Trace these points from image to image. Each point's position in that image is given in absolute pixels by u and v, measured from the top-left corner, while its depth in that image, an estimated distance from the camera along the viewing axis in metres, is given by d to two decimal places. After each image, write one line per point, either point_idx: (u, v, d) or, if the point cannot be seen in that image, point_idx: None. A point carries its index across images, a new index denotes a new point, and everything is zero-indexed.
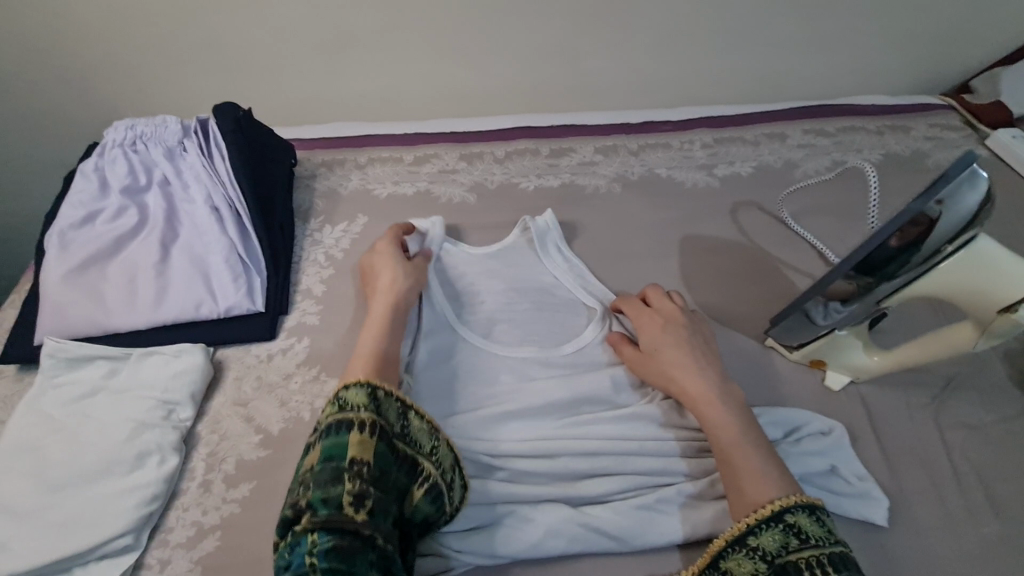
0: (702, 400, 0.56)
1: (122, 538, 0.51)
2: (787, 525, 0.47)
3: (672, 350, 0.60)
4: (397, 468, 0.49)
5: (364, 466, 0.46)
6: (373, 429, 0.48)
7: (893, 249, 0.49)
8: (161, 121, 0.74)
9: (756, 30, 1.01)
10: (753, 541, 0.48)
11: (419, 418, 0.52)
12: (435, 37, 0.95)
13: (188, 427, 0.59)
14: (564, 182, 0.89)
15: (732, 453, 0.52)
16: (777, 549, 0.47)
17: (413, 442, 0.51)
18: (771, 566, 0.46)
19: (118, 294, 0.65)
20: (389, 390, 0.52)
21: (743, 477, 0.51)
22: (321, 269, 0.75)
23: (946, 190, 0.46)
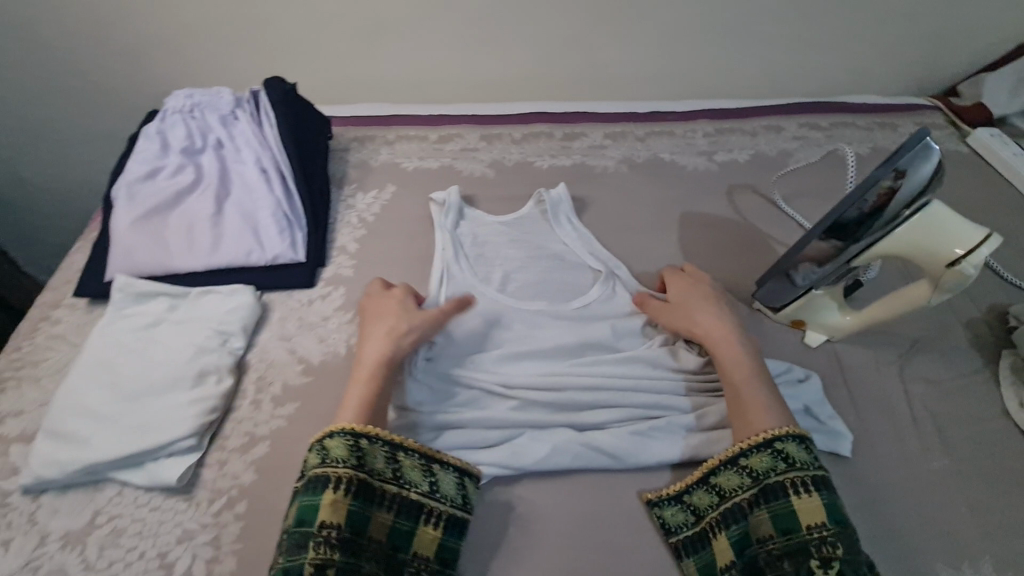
0: (721, 343, 0.65)
1: (187, 439, 0.58)
2: (777, 451, 0.56)
3: (700, 305, 0.69)
4: (383, 513, 0.53)
5: (334, 531, 0.50)
6: (347, 488, 0.52)
7: (864, 213, 0.57)
8: (216, 92, 0.82)
9: (758, 30, 1.09)
10: (744, 462, 0.57)
11: (411, 456, 0.56)
12: (461, 27, 1.03)
13: (240, 354, 0.67)
14: (575, 162, 0.97)
15: (741, 389, 0.61)
16: (766, 470, 0.56)
17: (404, 482, 0.55)
18: (757, 483, 0.55)
19: (179, 240, 0.73)
20: (371, 432, 0.56)
21: (750, 408, 0.59)
22: (354, 230, 0.84)
23: (904, 160, 0.54)
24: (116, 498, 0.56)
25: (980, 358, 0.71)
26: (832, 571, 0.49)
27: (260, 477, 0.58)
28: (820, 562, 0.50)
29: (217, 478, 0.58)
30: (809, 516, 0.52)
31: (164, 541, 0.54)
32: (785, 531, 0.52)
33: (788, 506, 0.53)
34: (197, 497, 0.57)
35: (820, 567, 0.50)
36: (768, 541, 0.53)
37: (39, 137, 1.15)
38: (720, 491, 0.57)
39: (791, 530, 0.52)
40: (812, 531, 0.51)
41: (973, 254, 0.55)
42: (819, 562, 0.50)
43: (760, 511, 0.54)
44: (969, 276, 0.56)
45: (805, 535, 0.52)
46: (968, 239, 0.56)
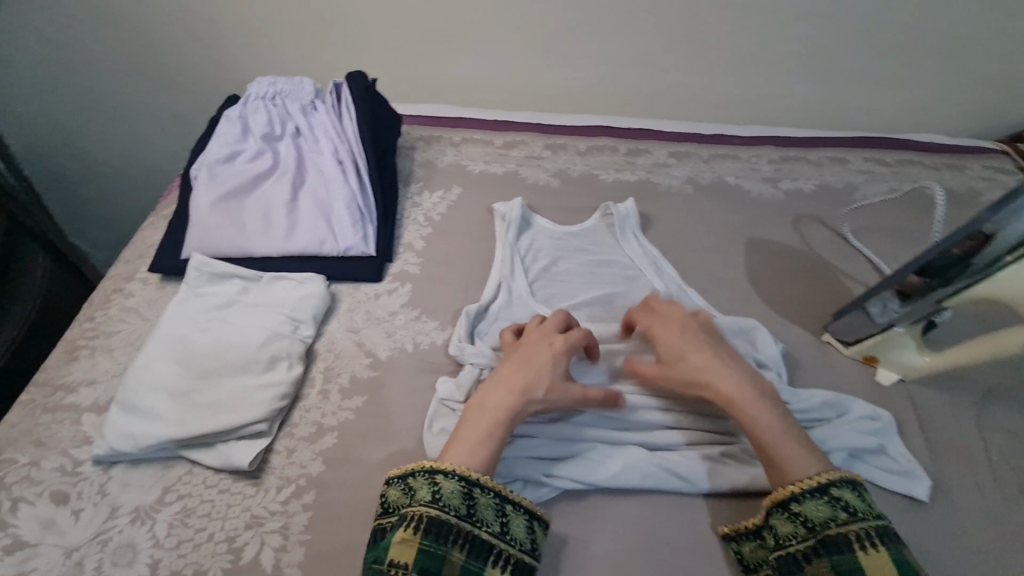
0: (728, 392, 0.58)
1: (258, 423, 0.58)
2: (834, 498, 0.50)
3: (690, 354, 0.62)
4: (455, 552, 0.48)
5: (403, 570, 0.46)
6: (418, 525, 0.48)
7: (954, 257, 0.59)
8: (299, 82, 0.84)
9: (829, 62, 1.08)
10: (796, 507, 0.51)
11: (487, 493, 0.51)
12: (533, 36, 1.04)
13: (309, 342, 0.67)
14: (640, 179, 0.97)
15: (766, 437, 0.55)
16: (825, 519, 0.50)
17: (477, 520, 0.50)
18: (815, 532, 0.50)
19: (255, 223, 0.74)
20: (449, 468, 0.52)
21: (779, 453, 0.54)
22: (421, 228, 0.84)
23: (1003, 208, 0.55)
24: (185, 477, 0.56)
25: None
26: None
27: (328, 467, 0.58)
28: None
29: (285, 465, 0.58)
30: (879, 575, 0.46)
31: (233, 524, 0.53)
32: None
33: (854, 562, 0.47)
34: (265, 483, 0.56)
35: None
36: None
37: (108, 113, 1.17)
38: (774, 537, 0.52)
39: None
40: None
41: None
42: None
43: (820, 563, 0.48)
44: None
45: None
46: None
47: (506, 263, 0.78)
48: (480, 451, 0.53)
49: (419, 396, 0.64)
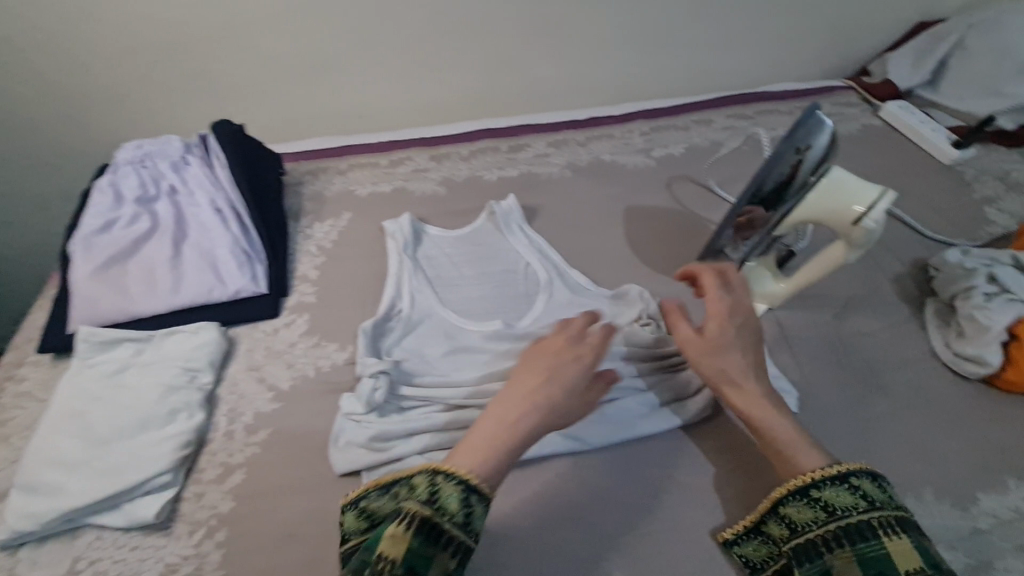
0: (748, 390, 0.59)
1: (163, 476, 0.60)
2: (853, 486, 0.51)
3: (735, 342, 0.60)
4: (443, 556, 0.47)
5: (392, 564, 0.44)
6: (412, 522, 0.46)
7: (778, 185, 0.62)
8: (165, 141, 0.86)
9: (679, 34, 1.16)
10: (816, 493, 0.52)
11: (481, 503, 0.50)
12: (399, 57, 1.08)
13: (209, 389, 0.69)
14: (522, 172, 1.02)
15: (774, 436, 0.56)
16: (845, 506, 0.50)
17: (470, 528, 0.49)
18: (834, 517, 0.50)
19: (139, 285, 0.75)
20: (454, 470, 0.50)
21: (793, 448, 0.55)
22: (314, 258, 0.86)
23: (802, 134, 0.60)
24: (94, 543, 0.57)
25: (909, 309, 0.76)
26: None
27: (238, 502, 0.60)
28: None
29: (196, 510, 0.59)
30: (905, 560, 0.45)
31: None
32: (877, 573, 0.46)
33: (878, 547, 0.47)
34: (176, 531, 0.58)
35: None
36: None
37: None
38: (790, 523, 0.52)
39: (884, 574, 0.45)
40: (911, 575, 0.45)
41: (871, 211, 0.61)
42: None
43: (842, 549, 0.48)
44: (872, 230, 0.62)
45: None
46: (873, 204, 0.62)
47: (399, 278, 0.81)
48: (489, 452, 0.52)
49: (324, 417, 0.67)
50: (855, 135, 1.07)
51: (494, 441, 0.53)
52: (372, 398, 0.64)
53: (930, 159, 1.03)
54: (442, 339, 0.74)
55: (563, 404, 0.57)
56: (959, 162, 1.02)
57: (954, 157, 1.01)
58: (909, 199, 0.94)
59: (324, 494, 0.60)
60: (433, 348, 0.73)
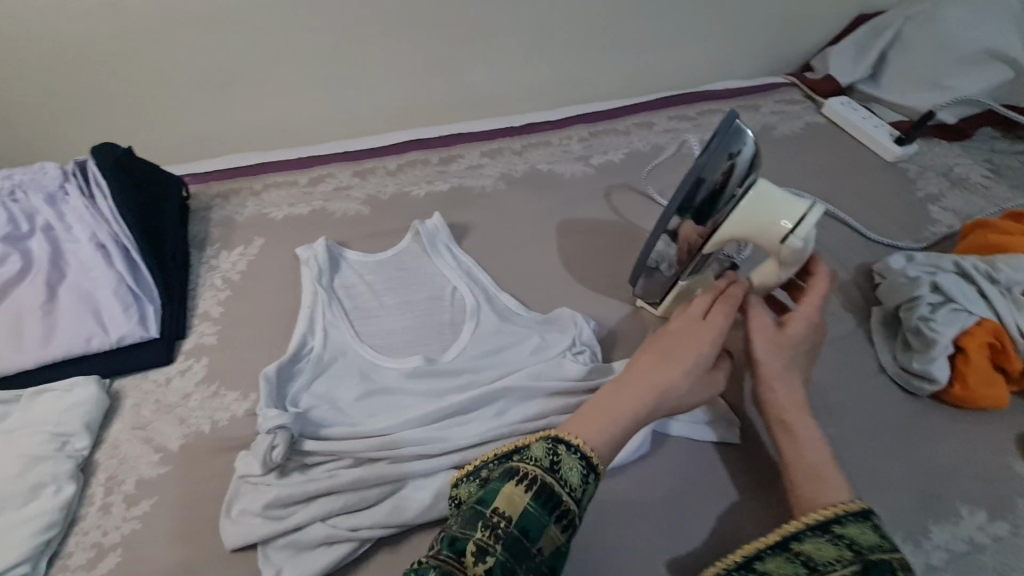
0: (792, 400, 0.56)
1: (18, 567, 0.51)
2: (877, 527, 0.47)
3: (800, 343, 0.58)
4: (555, 529, 0.45)
5: (505, 522, 0.43)
6: (531, 484, 0.46)
7: (708, 195, 0.57)
8: (39, 167, 0.75)
9: (616, 34, 1.11)
10: (841, 529, 0.47)
11: (596, 482, 0.49)
12: (318, 65, 1.00)
13: (85, 455, 0.60)
14: (453, 186, 0.95)
15: (808, 456, 0.53)
16: (869, 544, 0.46)
17: (581, 506, 0.47)
18: (860, 556, 0.45)
19: (4, 339, 0.66)
20: (574, 441, 0.49)
21: (819, 470, 0.52)
22: (218, 292, 0.78)
23: (724, 140, 0.56)
24: None
25: (855, 320, 0.72)
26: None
27: None
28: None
29: None
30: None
31: None
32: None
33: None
34: None
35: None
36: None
37: None
38: (809, 561, 0.46)
39: None
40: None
41: (799, 227, 0.57)
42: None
43: None
44: (798, 248, 0.57)
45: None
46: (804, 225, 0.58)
47: (310, 313, 0.74)
48: (609, 433, 0.51)
49: (217, 479, 0.59)
50: (798, 133, 1.04)
51: (611, 414, 0.52)
52: (268, 457, 0.57)
53: (873, 157, 1.00)
54: (355, 381, 0.67)
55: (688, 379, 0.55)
56: (902, 159, 0.99)
57: (897, 153, 0.99)
58: (853, 200, 0.91)
59: (212, 574, 0.53)
60: (343, 392, 0.66)
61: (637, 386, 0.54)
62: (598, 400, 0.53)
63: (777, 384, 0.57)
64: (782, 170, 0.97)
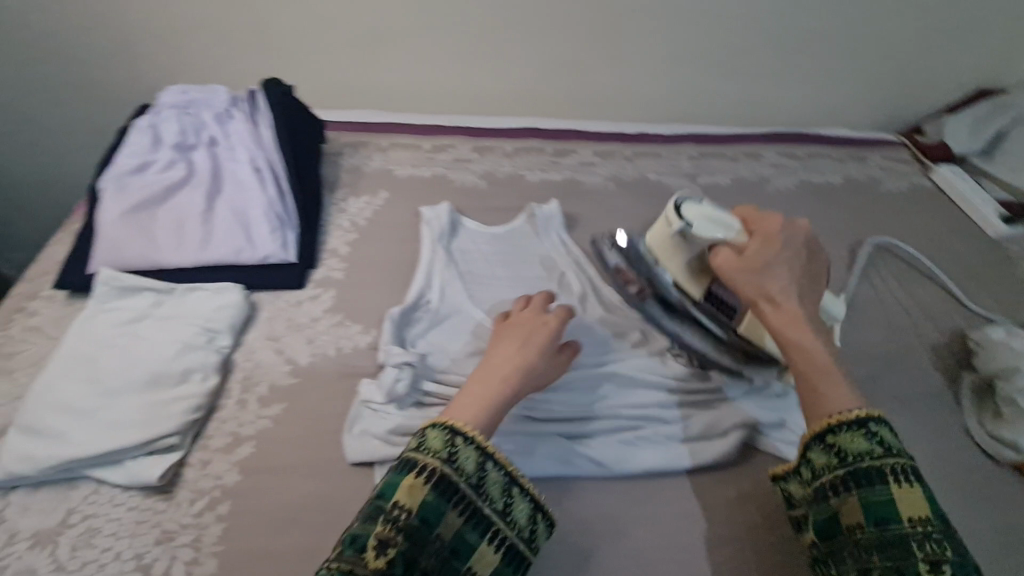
0: (791, 321, 0.58)
1: (171, 437, 0.57)
2: (873, 435, 0.52)
3: (780, 269, 0.61)
4: (453, 516, 0.49)
5: (405, 514, 0.47)
6: (428, 477, 0.49)
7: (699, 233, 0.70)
8: (211, 90, 0.83)
9: (741, 61, 1.14)
10: (834, 440, 0.53)
11: (497, 469, 0.52)
12: (458, 41, 1.06)
13: (226, 353, 0.66)
14: (565, 178, 1.00)
15: (815, 366, 0.56)
16: (859, 454, 0.51)
17: (485, 494, 0.50)
18: (848, 465, 0.51)
19: (167, 235, 0.73)
20: (471, 432, 0.52)
21: (817, 388, 0.55)
22: (346, 233, 0.84)
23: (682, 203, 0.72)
24: (91, 497, 0.55)
25: (944, 382, 0.75)
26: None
27: (245, 477, 0.57)
28: (927, 563, 0.46)
29: (200, 477, 0.57)
30: (911, 509, 0.49)
31: (141, 542, 0.52)
32: (879, 521, 0.49)
33: (887, 494, 0.50)
34: (177, 497, 0.55)
35: (927, 568, 0.46)
36: (858, 533, 0.50)
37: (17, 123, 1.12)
38: (814, 470, 0.54)
39: (886, 520, 0.49)
40: (915, 526, 0.48)
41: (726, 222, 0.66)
42: (927, 564, 0.46)
43: (850, 496, 0.51)
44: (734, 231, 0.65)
45: (905, 528, 0.48)
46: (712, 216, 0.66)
47: (429, 269, 0.79)
48: (486, 413, 0.53)
49: (341, 400, 0.65)
50: (905, 193, 1.06)
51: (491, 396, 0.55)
52: (393, 389, 0.62)
53: (979, 230, 1.01)
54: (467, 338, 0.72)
55: (540, 365, 0.59)
56: (1008, 238, 0.99)
57: (1001, 232, 1.00)
58: (953, 268, 0.92)
59: (333, 481, 0.58)
60: (456, 346, 0.71)
61: (502, 372, 0.57)
62: (466, 390, 0.56)
63: (772, 300, 0.60)
64: (886, 225, 0.98)
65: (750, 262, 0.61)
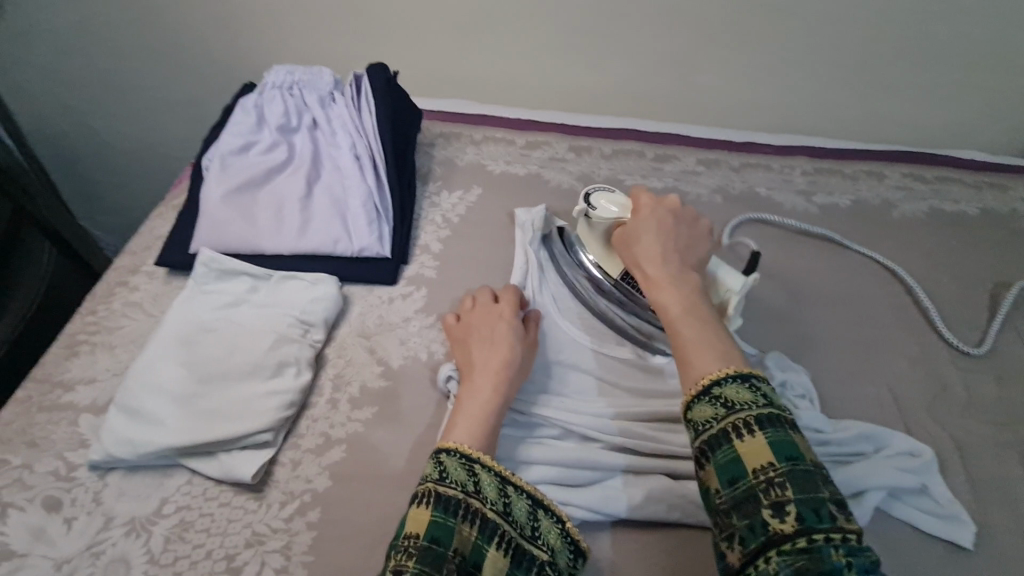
0: (657, 286, 0.56)
1: (263, 434, 0.55)
2: (715, 397, 0.46)
3: (646, 240, 0.60)
4: (464, 528, 0.45)
5: (414, 540, 0.44)
6: (428, 497, 0.46)
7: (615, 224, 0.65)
8: (317, 72, 0.81)
9: (874, 72, 1.01)
10: (687, 415, 0.47)
11: (487, 470, 0.49)
12: (559, 32, 1.00)
13: (319, 348, 0.64)
14: (667, 186, 0.92)
15: (680, 325, 0.53)
16: (704, 422, 0.46)
17: (480, 495, 0.47)
18: (697, 437, 0.46)
19: (267, 219, 0.72)
20: (454, 446, 0.50)
21: (685, 350, 0.51)
22: (438, 230, 0.80)
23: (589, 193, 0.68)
24: (184, 487, 0.53)
25: None
26: (787, 517, 0.39)
27: (335, 484, 0.55)
28: (773, 509, 0.40)
29: (290, 479, 0.55)
30: (755, 459, 0.42)
31: (232, 542, 0.50)
32: (731, 481, 0.43)
33: (731, 454, 0.43)
34: (268, 498, 0.53)
35: (773, 515, 0.40)
36: (716, 499, 0.43)
37: (120, 95, 1.15)
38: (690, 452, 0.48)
39: (737, 479, 0.42)
40: (759, 474, 0.42)
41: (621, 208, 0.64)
42: (771, 510, 0.40)
43: (705, 469, 0.45)
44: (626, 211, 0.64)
45: (752, 482, 0.42)
46: (613, 198, 0.65)
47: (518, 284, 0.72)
48: (482, 428, 0.52)
49: (432, 409, 0.61)
50: None
51: (481, 413, 0.53)
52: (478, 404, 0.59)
53: None
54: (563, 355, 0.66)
55: (517, 360, 0.58)
56: None
57: None
58: None
59: None
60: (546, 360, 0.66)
61: (483, 385, 0.55)
62: (457, 412, 0.54)
63: (640, 264, 0.59)
64: None
65: (619, 237, 0.63)
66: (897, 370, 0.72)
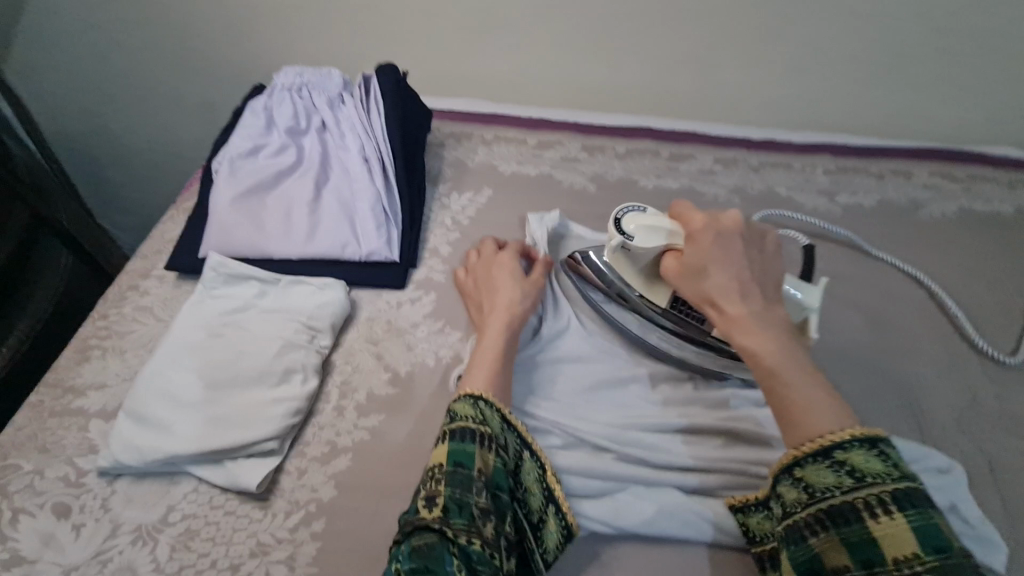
0: (738, 325, 0.49)
1: (269, 442, 0.55)
2: (839, 463, 0.42)
3: (716, 267, 0.52)
4: (485, 454, 0.48)
5: (438, 469, 0.47)
6: (448, 435, 0.49)
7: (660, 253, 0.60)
8: (326, 74, 0.81)
9: (903, 67, 0.97)
10: (798, 472, 0.43)
11: (492, 407, 0.51)
12: (572, 28, 0.98)
13: (326, 354, 0.64)
14: (683, 186, 0.90)
15: (776, 373, 0.46)
16: (825, 488, 0.42)
17: (491, 427, 0.49)
18: (814, 500, 0.42)
19: (276, 223, 0.71)
20: (473, 392, 0.52)
21: (794, 406, 0.45)
22: (447, 232, 0.79)
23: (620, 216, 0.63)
24: (190, 495, 0.53)
25: None
26: None
27: (340, 494, 0.54)
28: None
29: (295, 488, 0.54)
30: (898, 545, 0.38)
31: (237, 551, 0.50)
32: (865, 563, 0.39)
33: (863, 533, 0.40)
34: (274, 507, 0.53)
35: None
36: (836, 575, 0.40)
37: (137, 97, 1.17)
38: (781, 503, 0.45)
39: (871, 562, 0.39)
40: (900, 564, 0.38)
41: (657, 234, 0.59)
42: None
43: (824, 536, 0.41)
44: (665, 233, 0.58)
45: (888, 569, 0.38)
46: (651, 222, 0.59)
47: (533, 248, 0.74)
48: (494, 363, 0.55)
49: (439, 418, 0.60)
50: None
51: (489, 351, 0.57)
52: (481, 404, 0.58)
53: None
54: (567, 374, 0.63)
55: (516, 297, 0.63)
56: None
57: None
58: None
59: None
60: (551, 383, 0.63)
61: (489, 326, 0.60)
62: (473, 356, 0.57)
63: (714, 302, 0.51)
64: None
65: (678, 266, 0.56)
66: (926, 382, 0.68)
